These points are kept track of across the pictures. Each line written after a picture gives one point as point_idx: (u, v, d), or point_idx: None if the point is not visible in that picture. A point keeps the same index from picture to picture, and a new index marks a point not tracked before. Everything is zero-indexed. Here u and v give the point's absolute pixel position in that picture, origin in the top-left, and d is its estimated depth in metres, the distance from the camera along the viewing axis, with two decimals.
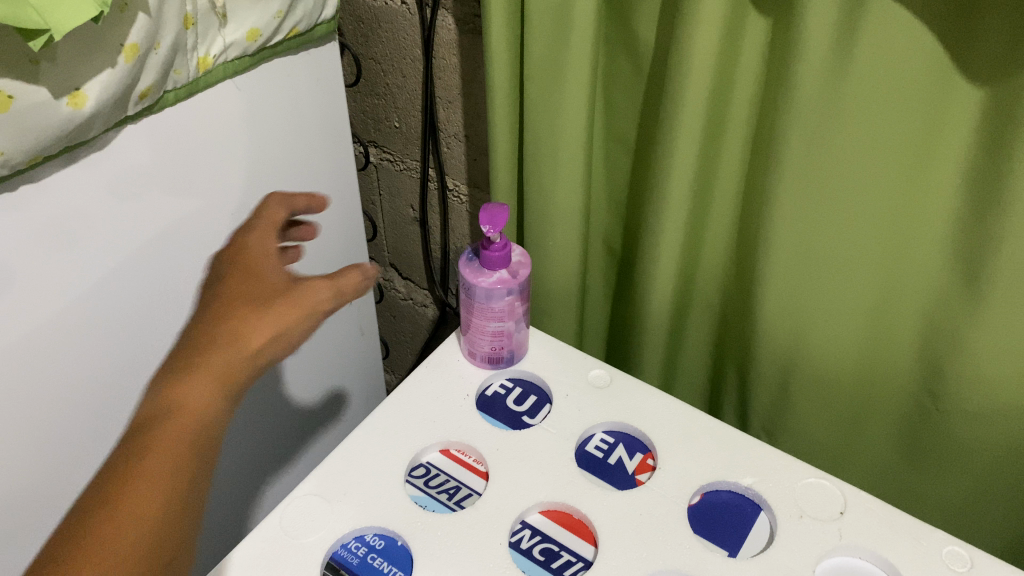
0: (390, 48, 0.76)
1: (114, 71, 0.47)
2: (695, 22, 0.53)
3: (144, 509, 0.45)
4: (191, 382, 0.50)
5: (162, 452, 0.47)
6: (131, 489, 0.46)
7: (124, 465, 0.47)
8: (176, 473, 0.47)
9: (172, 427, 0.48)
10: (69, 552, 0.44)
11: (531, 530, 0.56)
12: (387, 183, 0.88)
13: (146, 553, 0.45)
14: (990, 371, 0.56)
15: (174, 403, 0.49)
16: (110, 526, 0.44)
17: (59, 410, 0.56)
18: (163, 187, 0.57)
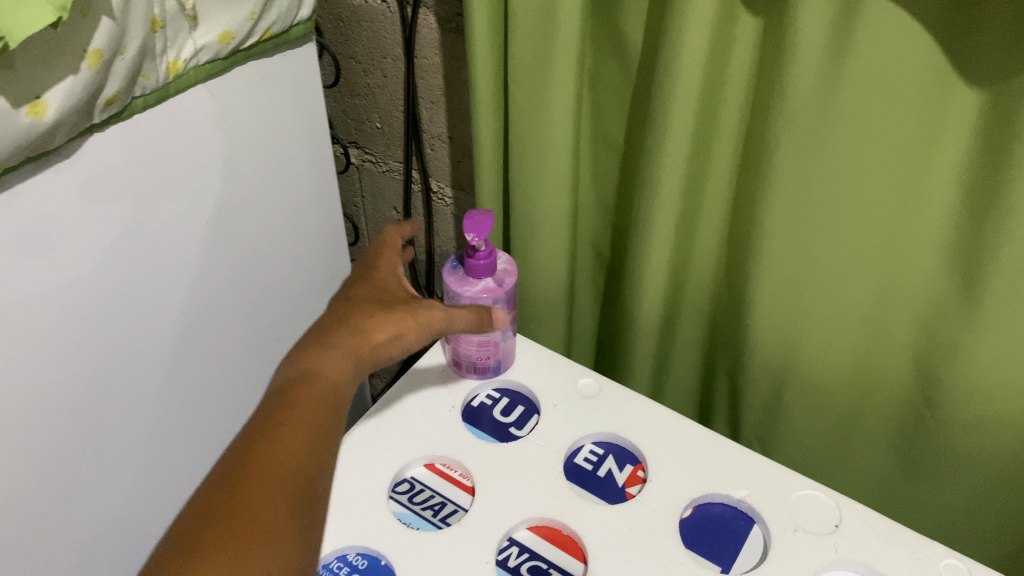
0: (371, 48, 0.74)
1: (77, 78, 0.45)
2: (684, 22, 0.51)
3: (285, 471, 0.41)
4: (326, 361, 0.48)
5: (299, 422, 0.44)
6: (274, 451, 0.42)
7: (270, 425, 0.43)
8: (314, 442, 0.43)
9: (309, 389, 0.46)
10: (221, 498, 0.39)
11: (519, 548, 0.54)
12: (370, 184, 0.86)
13: (289, 501, 0.40)
14: (986, 381, 0.55)
15: (312, 371, 0.47)
16: (266, 479, 0.40)
17: (33, 431, 0.54)
18: (135, 196, 0.55)
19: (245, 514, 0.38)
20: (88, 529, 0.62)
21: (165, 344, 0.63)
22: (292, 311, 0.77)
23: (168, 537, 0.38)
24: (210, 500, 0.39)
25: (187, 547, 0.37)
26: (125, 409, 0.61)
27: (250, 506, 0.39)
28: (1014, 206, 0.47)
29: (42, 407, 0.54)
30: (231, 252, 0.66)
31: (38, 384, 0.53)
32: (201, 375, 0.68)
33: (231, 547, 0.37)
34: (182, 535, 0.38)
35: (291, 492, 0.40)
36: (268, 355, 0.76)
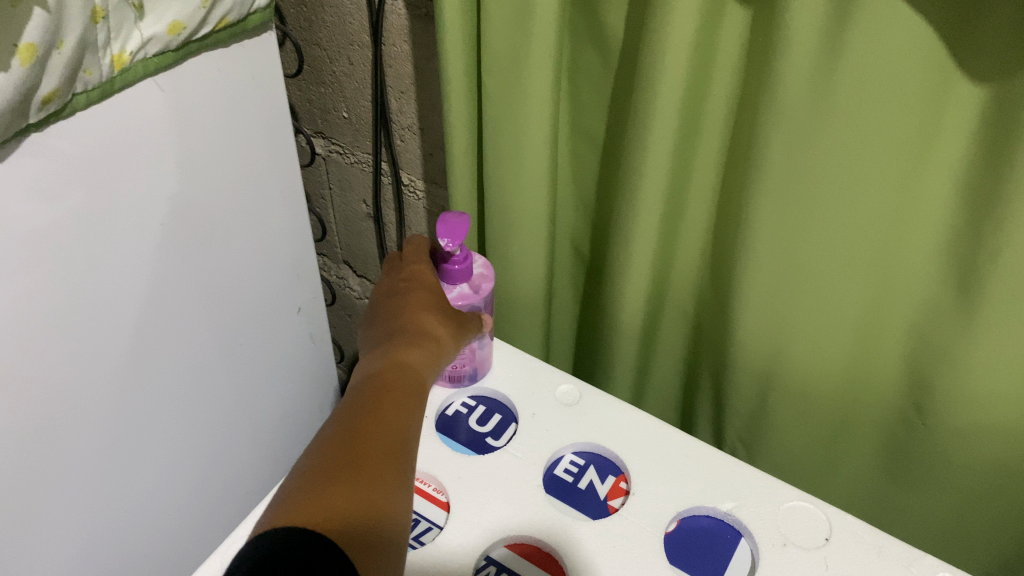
0: (336, 34, 0.70)
1: (9, 75, 0.41)
2: (669, 14, 0.48)
3: (393, 442, 0.41)
4: (417, 357, 0.48)
5: (403, 406, 0.44)
6: (381, 422, 0.42)
7: (373, 401, 0.44)
8: (413, 424, 0.44)
9: (401, 379, 0.46)
10: (341, 453, 0.39)
11: (496, 567, 0.52)
12: (337, 177, 0.82)
13: (399, 468, 0.40)
14: (978, 393, 0.53)
15: (402, 366, 0.47)
16: (382, 447, 0.41)
17: None
18: (82, 199, 0.51)
19: (370, 475, 0.39)
20: (41, 553, 0.58)
21: (122, 353, 0.59)
22: (258, 312, 0.74)
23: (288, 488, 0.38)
24: (333, 454, 0.39)
25: (313, 490, 0.37)
26: (80, 425, 0.57)
27: (371, 465, 0.39)
28: (1012, 215, 0.45)
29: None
30: (189, 254, 0.62)
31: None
32: (161, 383, 0.64)
33: (359, 496, 0.37)
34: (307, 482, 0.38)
35: (400, 460, 0.41)
36: (232, 358, 0.72)
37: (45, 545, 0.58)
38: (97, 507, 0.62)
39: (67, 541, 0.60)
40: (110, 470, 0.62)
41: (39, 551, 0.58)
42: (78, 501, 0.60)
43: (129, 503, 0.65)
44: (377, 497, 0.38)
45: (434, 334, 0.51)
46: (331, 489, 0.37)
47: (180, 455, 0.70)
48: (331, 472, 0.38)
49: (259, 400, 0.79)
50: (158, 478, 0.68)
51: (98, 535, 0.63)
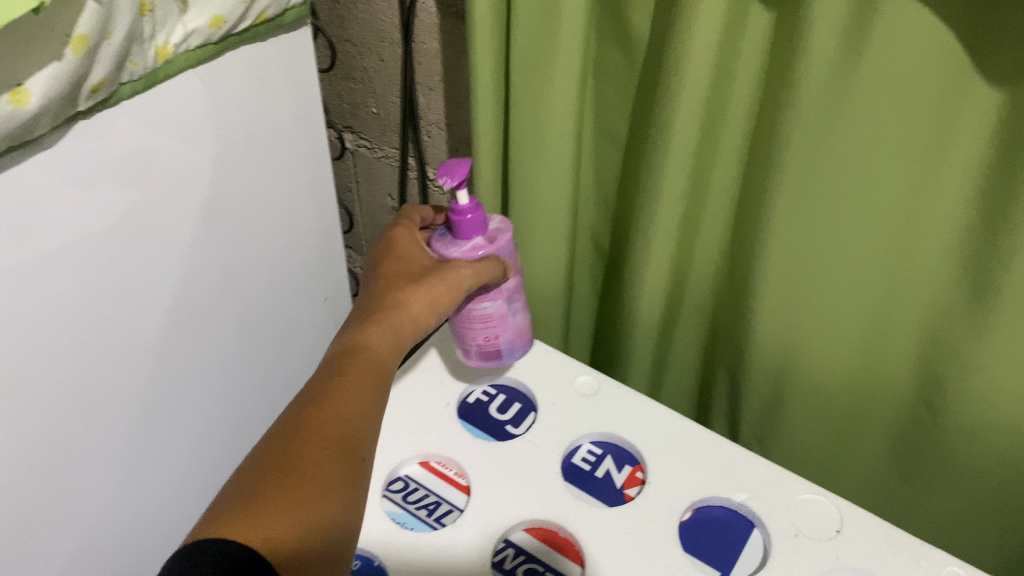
0: (367, 31, 0.72)
1: (61, 64, 0.43)
2: (694, 15, 0.49)
3: (337, 436, 0.42)
4: (377, 338, 0.49)
5: (355, 396, 0.45)
6: (325, 418, 0.43)
7: (320, 396, 0.44)
8: (366, 415, 0.45)
9: (357, 360, 0.47)
10: (279, 457, 0.40)
11: (515, 550, 0.53)
12: (364, 171, 0.84)
13: (348, 465, 0.41)
14: (987, 394, 0.55)
15: (357, 349, 0.48)
16: (325, 445, 0.41)
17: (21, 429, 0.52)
18: (122, 186, 0.53)
19: (310, 471, 0.39)
20: (75, 527, 0.60)
21: (154, 336, 0.61)
22: (284, 300, 0.76)
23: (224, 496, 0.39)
24: (270, 459, 0.40)
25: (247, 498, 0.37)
26: (114, 403, 0.59)
27: (307, 467, 0.40)
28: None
29: (24, 411, 0.51)
30: (221, 242, 0.65)
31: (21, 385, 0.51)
32: (190, 366, 0.67)
33: (295, 499, 0.38)
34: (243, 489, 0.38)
35: (345, 454, 0.41)
36: (258, 345, 0.75)
37: (78, 520, 0.60)
38: (128, 485, 0.64)
39: (99, 517, 0.62)
40: (140, 448, 0.64)
41: (73, 526, 0.60)
42: (111, 479, 0.62)
43: (157, 481, 0.68)
44: (315, 497, 0.39)
45: (399, 304, 0.50)
46: (265, 495, 0.38)
47: (205, 437, 0.72)
48: (266, 478, 0.39)
49: (284, 387, 0.81)
50: (184, 458, 0.70)
51: (127, 511, 0.65)
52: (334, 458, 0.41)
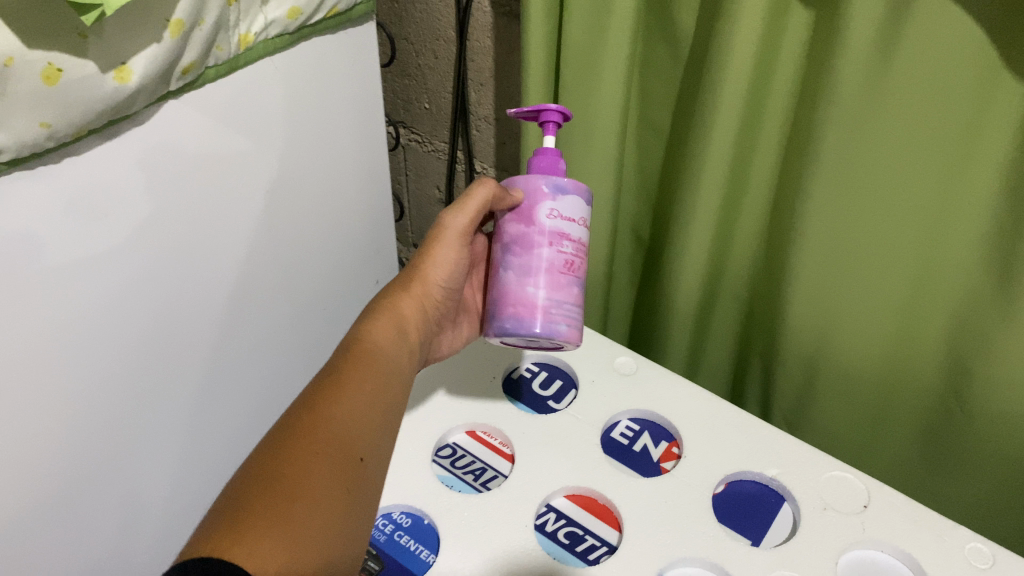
0: (424, 29, 0.76)
1: (159, 46, 0.47)
2: (738, 13, 0.53)
3: (332, 440, 0.43)
4: (379, 322, 0.53)
5: (357, 388, 0.47)
6: (319, 423, 0.44)
7: (315, 398, 0.46)
8: (356, 418, 0.46)
9: (360, 344, 0.51)
10: (270, 466, 0.41)
11: (556, 514, 0.57)
12: (415, 163, 0.89)
13: (336, 470, 0.42)
14: (1015, 381, 0.57)
15: (356, 335, 0.52)
16: (313, 452, 0.42)
17: (106, 388, 0.56)
18: (204, 163, 0.57)
19: (295, 480, 0.40)
20: (145, 487, 0.64)
21: (222, 307, 0.65)
22: (335, 282, 0.80)
23: (215, 505, 0.39)
24: (261, 468, 0.41)
25: (237, 508, 0.38)
26: (184, 369, 0.63)
27: (297, 476, 0.40)
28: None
29: (110, 373, 0.55)
30: (284, 222, 0.69)
31: (111, 350, 0.55)
32: (252, 339, 0.71)
33: (282, 508, 0.38)
34: (234, 500, 0.39)
35: (339, 458, 0.43)
36: (310, 322, 0.79)
37: (147, 479, 0.64)
38: (190, 447, 0.68)
39: (166, 476, 0.67)
40: (203, 414, 0.68)
41: (143, 485, 0.64)
42: (175, 441, 0.66)
43: (215, 446, 0.72)
44: (304, 506, 0.39)
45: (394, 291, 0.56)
46: (255, 506, 0.38)
47: (257, 408, 0.76)
48: (257, 487, 0.39)
49: None
50: (240, 426, 0.75)
51: (189, 472, 0.69)
52: (324, 466, 0.42)
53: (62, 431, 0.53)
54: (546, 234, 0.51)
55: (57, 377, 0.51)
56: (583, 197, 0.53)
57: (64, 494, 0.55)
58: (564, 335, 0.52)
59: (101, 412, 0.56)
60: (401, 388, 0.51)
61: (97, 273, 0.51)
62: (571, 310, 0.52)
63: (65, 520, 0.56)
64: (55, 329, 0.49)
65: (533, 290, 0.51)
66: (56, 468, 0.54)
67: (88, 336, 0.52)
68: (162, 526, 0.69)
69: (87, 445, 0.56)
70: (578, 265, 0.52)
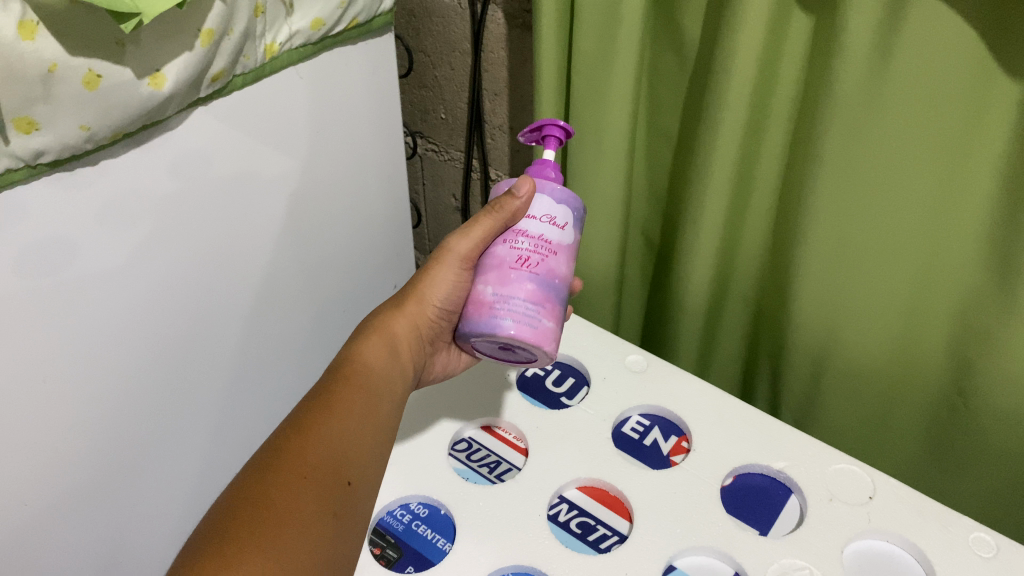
0: (441, 42, 0.79)
1: (191, 54, 0.50)
2: (742, 19, 0.55)
3: (320, 465, 0.46)
4: (370, 341, 0.55)
5: (347, 410, 0.49)
6: (308, 447, 0.46)
7: (307, 420, 0.48)
8: (345, 440, 0.48)
9: (348, 367, 0.53)
10: (258, 491, 0.43)
11: (568, 504, 0.58)
12: (432, 172, 0.93)
13: (321, 496, 0.44)
14: (1013, 382, 0.59)
15: (348, 355, 0.54)
16: (299, 479, 0.44)
17: (136, 381, 0.58)
18: (231, 167, 0.60)
19: (278, 507, 0.42)
20: (168, 480, 0.66)
21: (248, 307, 0.68)
22: (354, 285, 0.83)
23: (204, 524, 0.42)
24: (249, 492, 0.43)
25: (222, 534, 0.40)
26: (209, 366, 0.65)
27: (283, 503, 0.43)
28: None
29: (140, 368, 0.58)
30: (308, 226, 0.71)
31: (142, 347, 0.57)
32: (275, 339, 0.73)
33: (265, 536, 0.41)
34: (221, 523, 0.41)
35: (325, 484, 0.45)
36: (330, 324, 0.81)
37: (172, 473, 0.66)
38: (212, 444, 0.70)
39: (190, 470, 0.69)
40: (227, 411, 0.70)
41: (167, 479, 0.66)
42: (199, 437, 0.68)
43: (238, 443, 0.74)
44: (289, 534, 0.41)
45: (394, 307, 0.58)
46: (239, 533, 0.41)
47: (279, 407, 0.79)
48: (243, 512, 0.42)
49: None
50: (262, 424, 0.77)
51: (211, 468, 0.72)
52: (308, 493, 0.44)
53: (94, 423, 0.56)
54: (505, 235, 0.52)
55: (90, 370, 0.53)
56: (549, 198, 0.52)
57: (95, 484, 0.58)
58: (508, 332, 0.49)
59: (132, 406, 0.58)
60: (391, 409, 0.52)
61: (131, 270, 0.54)
62: (520, 308, 0.49)
63: (91, 509, 0.58)
64: (87, 322, 0.52)
65: (482, 287, 0.51)
66: (88, 459, 0.56)
67: (121, 332, 0.55)
68: (183, 519, 0.71)
69: (117, 438, 0.58)
70: (537, 264, 0.51)
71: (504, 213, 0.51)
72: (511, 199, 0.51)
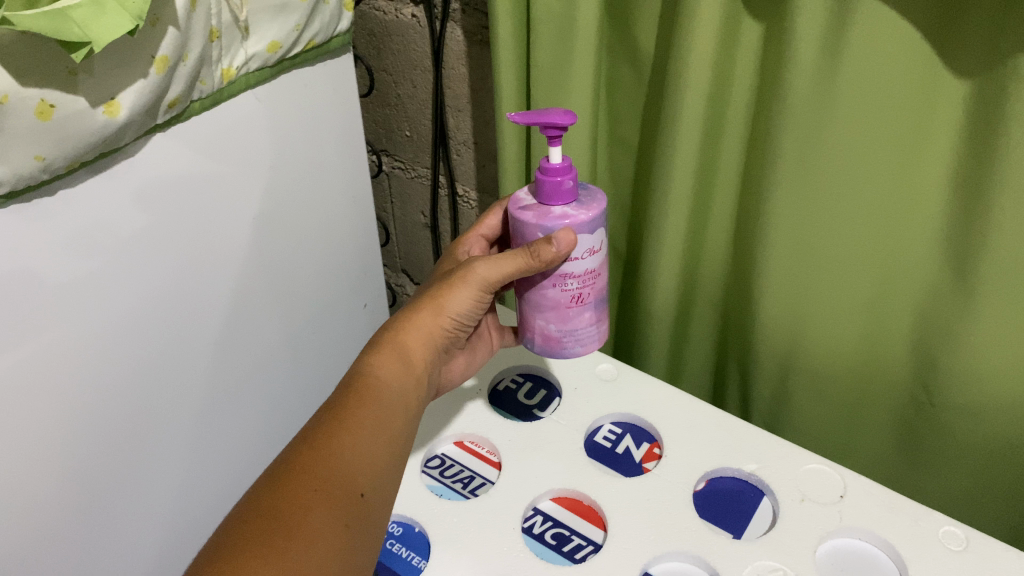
0: (402, 60, 0.80)
1: (146, 82, 0.50)
2: (693, 28, 0.56)
3: (333, 478, 0.45)
4: (383, 354, 0.53)
5: (362, 423, 0.48)
6: (319, 460, 0.45)
7: (319, 434, 0.47)
8: (360, 454, 0.47)
9: (363, 384, 0.50)
10: (268, 507, 0.42)
11: (542, 516, 0.58)
12: (399, 190, 0.94)
13: (334, 508, 0.43)
14: (978, 378, 0.59)
15: (362, 370, 0.51)
16: (310, 491, 0.43)
17: (105, 413, 0.57)
18: (193, 192, 0.59)
19: (289, 520, 0.41)
20: (146, 513, 0.65)
21: (217, 332, 0.67)
22: (323, 305, 0.83)
23: (214, 540, 0.41)
24: (258, 507, 0.42)
25: (229, 551, 0.39)
26: (181, 394, 0.65)
27: (294, 516, 0.42)
28: (1000, 207, 0.51)
29: (109, 399, 0.57)
30: (275, 247, 0.71)
31: (110, 377, 0.56)
32: (249, 363, 0.73)
33: (274, 548, 0.40)
34: (230, 538, 0.40)
35: (339, 497, 0.44)
36: (303, 345, 0.81)
37: (150, 505, 0.65)
38: (190, 474, 0.69)
39: (167, 502, 0.68)
40: (203, 439, 0.70)
41: (146, 511, 0.65)
42: (176, 467, 0.67)
43: (217, 472, 0.73)
44: (299, 546, 0.40)
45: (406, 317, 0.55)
46: (248, 549, 0.39)
47: (256, 432, 0.78)
48: (253, 526, 0.41)
49: (324, 389, 0.88)
50: (240, 451, 0.76)
51: (189, 498, 0.70)
52: (319, 504, 0.43)
53: (62, 457, 0.54)
54: (550, 276, 0.52)
55: (54, 404, 0.52)
56: (589, 230, 0.51)
57: (69, 519, 0.57)
58: (580, 353, 0.57)
59: (103, 438, 0.58)
60: (405, 429, 0.51)
61: (96, 299, 0.53)
62: (587, 335, 0.56)
63: (63, 546, 0.57)
64: (48, 355, 0.51)
65: (543, 324, 0.55)
66: (60, 492, 0.55)
67: (87, 363, 0.54)
68: (164, 553, 0.70)
69: (91, 470, 0.57)
70: (589, 295, 0.54)
71: (541, 262, 0.50)
72: (549, 250, 0.49)
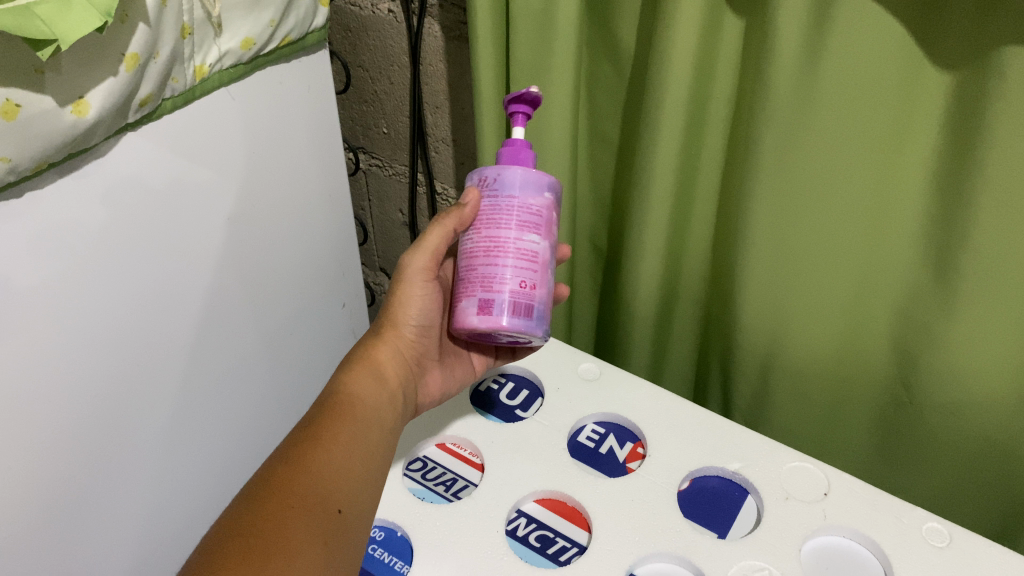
0: (379, 56, 0.79)
1: (116, 79, 0.49)
2: (674, 24, 0.55)
3: (310, 495, 0.44)
4: (356, 372, 0.54)
5: (336, 442, 0.48)
6: (296, 479, 0.44)
7: (293, 453, 0.46)
8: (336, 471, 0.46)
9: (334, 401, 0.51)
10: (247, 523, 0.41)
11: (527, 518, 0.58)
12: (377, 188, 0.93)
13: (312, 522, 0.42)
14: (959, 381, 0.60)
15: (335, 388, 0.53)
16: (286, 508, 0.43)
17: (74, 419, 0.55)
18: (164, 191, 0.58)
19: (266, 536, 0.40)
20: (121, 520, 0.64)
21: (191, 333, 0.66)
22: (301, 304, 0.81)
23: (190, 560, 0.40)
24: (236, 525, 0.41)
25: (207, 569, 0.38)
26: (154, 398, 0.63)
27: (273, 531, 0.41)
28: (981, 215, 0.52)
29: (79, 404, 0.55)
30: (252, 246, 0.70)
31: (80, 383, 0.55)
32: (225, 363, 0.72)
33: (251, 561, 0.39)
34: (206, 555, 0.40)
35: (317, 512, 0.43)
36: (281, 345, 0.80)
37: (126, 512, 0.64)
38: (166, 478, 0.68)
39: (144, 508, 0.66)
40: (179, 441, 0.68)
41: (121, 518, 0.63)
42: (151, 471, 0.66)
43: (193, 476, 0.72)
44: (277, 559, 0.39)
45: (371, 341, 0.57)
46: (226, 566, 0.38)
47: (233, 435, 0.76)
48: (233, 543, 0.40)
49: (300, 389, 0.86)
50: (218, 453, 0.75)
51: (166, 503, 0.69)
52: (297, 520, 0.42)
53: (31, 465, 0.53)
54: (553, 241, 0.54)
55: (22, 412, 0.51)
56: None
57: (40, 529, 0.55)
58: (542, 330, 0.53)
59: (74, 444, 0.56)
60: (384, 443, 0.51)
61: (64, 302, 0.51)
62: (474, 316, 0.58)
63: (33, 557, 0.56)
64: (14, 361, 0.49)
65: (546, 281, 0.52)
66: (30, 500, 0.54)
67: (55, 368, 0.52)
68: (139, 561, 0.68)
69: (61, 477, 0.56)
70: None
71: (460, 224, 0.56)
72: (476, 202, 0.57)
